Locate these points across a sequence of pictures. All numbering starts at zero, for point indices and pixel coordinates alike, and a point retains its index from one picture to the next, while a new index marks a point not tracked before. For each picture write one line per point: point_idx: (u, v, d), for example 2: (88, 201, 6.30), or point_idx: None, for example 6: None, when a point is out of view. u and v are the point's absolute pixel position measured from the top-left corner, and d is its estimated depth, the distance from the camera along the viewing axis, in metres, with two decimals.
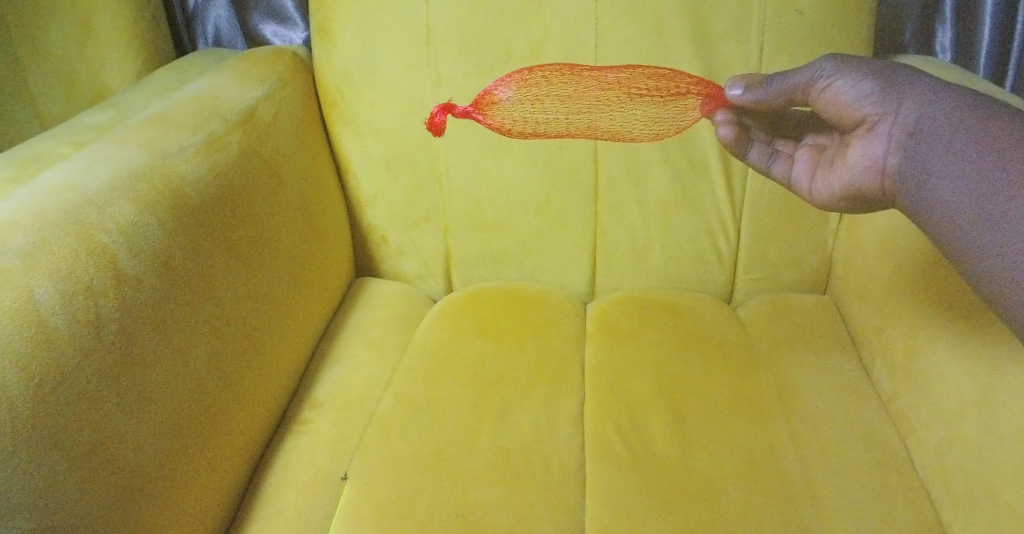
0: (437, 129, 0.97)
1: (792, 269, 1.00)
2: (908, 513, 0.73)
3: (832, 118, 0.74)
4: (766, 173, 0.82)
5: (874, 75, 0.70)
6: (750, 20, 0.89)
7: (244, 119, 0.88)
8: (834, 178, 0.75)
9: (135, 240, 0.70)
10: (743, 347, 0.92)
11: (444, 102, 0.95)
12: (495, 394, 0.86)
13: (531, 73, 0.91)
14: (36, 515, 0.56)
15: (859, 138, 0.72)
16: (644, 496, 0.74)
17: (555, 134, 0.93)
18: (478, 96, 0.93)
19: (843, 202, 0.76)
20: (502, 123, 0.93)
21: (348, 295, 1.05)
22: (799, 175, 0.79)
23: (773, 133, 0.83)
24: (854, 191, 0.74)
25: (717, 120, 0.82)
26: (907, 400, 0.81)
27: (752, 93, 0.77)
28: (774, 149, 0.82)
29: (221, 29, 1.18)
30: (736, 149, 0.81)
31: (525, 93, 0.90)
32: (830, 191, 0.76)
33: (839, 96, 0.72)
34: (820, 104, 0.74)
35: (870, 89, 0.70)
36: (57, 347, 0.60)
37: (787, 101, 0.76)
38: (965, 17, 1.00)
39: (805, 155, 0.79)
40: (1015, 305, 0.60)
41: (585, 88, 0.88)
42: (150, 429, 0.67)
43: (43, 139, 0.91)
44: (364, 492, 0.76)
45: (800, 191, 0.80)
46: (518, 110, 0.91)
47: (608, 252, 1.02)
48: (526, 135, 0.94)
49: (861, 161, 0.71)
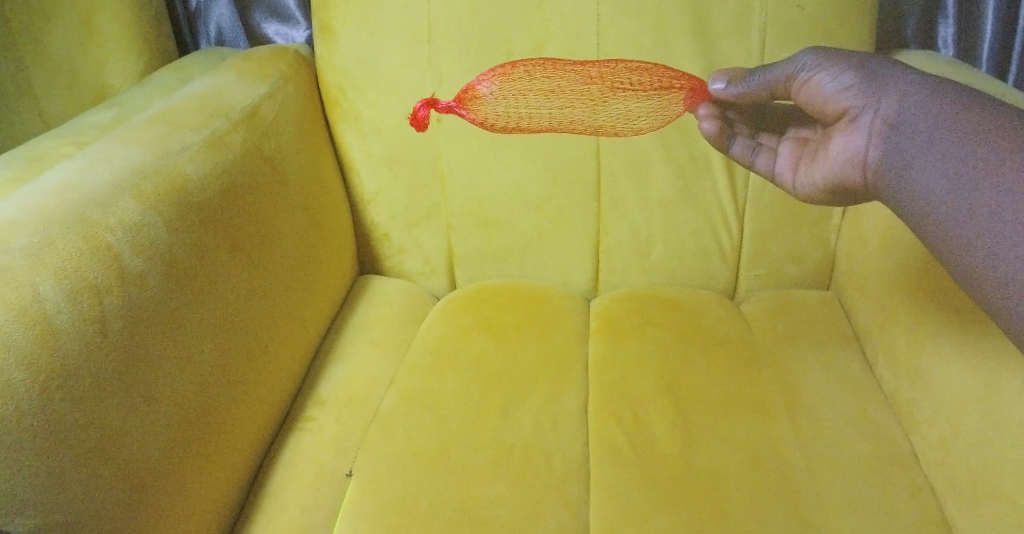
0: (421, 125, 0.97)
1: (794, 265, 1.01)
2: (911, 508, 0.73)
3: (812, 111, 0.74)
4: (750, 166, 0.83)
5: (854, 67, 0.70)
6: (753, 16, 0.89)
7: (245, 118, 0.88)
8: (817, 170, 0.76)
9: (139, 238, 0.70)
10: (746, 343, 0.93)
11: (427, 98, 0.95)
12: (500, 391, 0.86)
13: (512, 68, 0.91)
14: (41, 512, 0.56)
15: (840, 130, 0.72)
16: (649, 492, 0.74)
17: (538, 128, 0.94)
18: (460, 91, 0.94)
19: (825, 194, 0.76)
20: (485, 118, 0.93)
21: (351, 293, 1.06)
22: (781, 168, 0.80)
23: (756, 126, 0.84)
24: (835, 183, 0.74)
25: (699, 114, 0.83)
26: (911, 395, 0.82)
27: (735, 87, 0.77)
28: (757, 142, 0.82)
29: (223, 28, 1.18)
30: (717, 143, 0.82)
31: (508, 87, 0.91)
32: (812, 183, 0.77)
33: (820, 88, 0.72)
34: (800, 97, 0.74)
35: (850, 81, 0.70)
36: (64, 346, 0.60)
37: (769, 94, 0.76)
38: (967, 12, 1.00)
39: (787, 149, 0.80)
40: (997, 296, 0.60)
41: (568, 82, 0.88)
42: (155, 426, 0.67)
43: (46, 138, 0.91)
44: (370, 489, 0.76)
45: (784, 183, 0.80)
46: (500, 106, 0.92)
47: (610, 249, 1.02)
48: (509, 130, 0.95)
49: (842, 153, 0.72)
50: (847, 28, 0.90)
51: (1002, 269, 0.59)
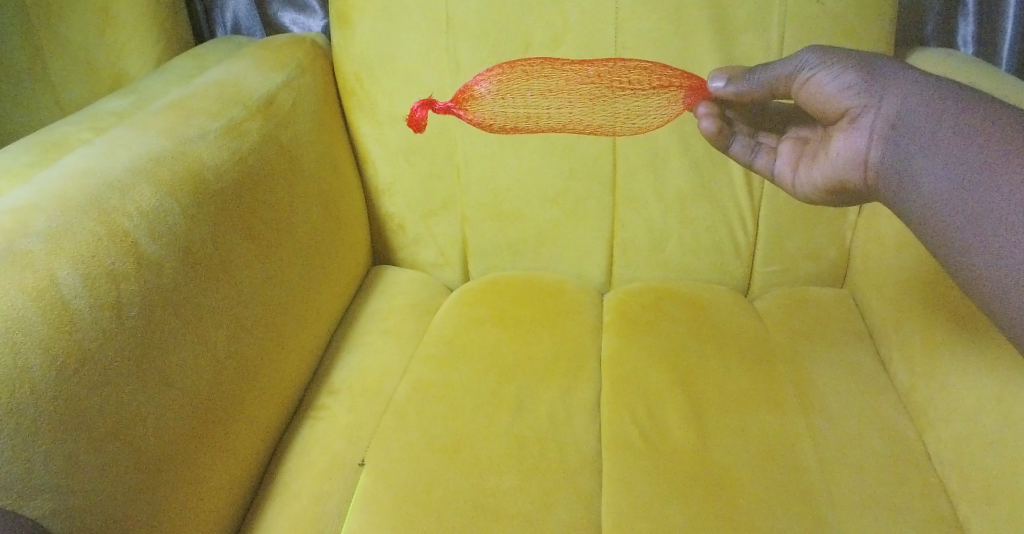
0: (417, 125, 0.98)
1: (811, 262, 1.00)
2: (925, 508, 0.73)
3: (813, 110, 0.74)
4: (749, 166, 0.83)
5: (855, 67, 0.70)
6: (772, 11, 0.88)
7: (263, 106, 0.88)
8: (817, 171, 0.76)
9: (156, 224, 0.70)
10: (761, 340, 0.92)
11: (423, 98, 0.97)
12: (511, 382, 0.86)
13: (509, 69, 0.92)
14: (58, 495, 0.57)
15: (841, 130, 0.72)
16: (660, 487, 0.74)
17: (535, 129, 0.96)
18: (456, 91, 0.95)
19: (824, 194, 0.77)
20: (482, 118, 0.96)
21: (366, 283, 1.06)
22: (782, 168, 0.80)
23: (756, 125, 0.84)
24: (835, 184, 0.74)
25: (699, 113, 0.82)
26: (926, 394, 0.81)
27: (735, 85, 0.78)
28: (758, 142, 0.83)
29: (241, 17, 1.19)
30: (717, 142, 0.82)
31: (503, 88, 0.93)
32: (813, 184, 0.77)
33: (821, 87, 0.72)
34: (801, 96, 0.74)
35: (851, 81, 0.70)
36: (82, 331, 0.61)
37: (769, 92, 0.76)
38: (989, 8, 0.98)
39: (788, 149, 0.80)
40: (999, 300, 0.59)
41: (566, 81, 0.91)
42: (170, 411, 0.68)
43: (65, 124, 0.92)
44: (382, 479, 0.77)
45: (784, 183, 0.80)
46: (496, 106, 0.94)
47: (625, 242, 1.02)
48: (507, 129, 0.96)
49: (842, 153, 0.72)
50: (868, 23, 0.88)
51: (1004, 272, 0.58)
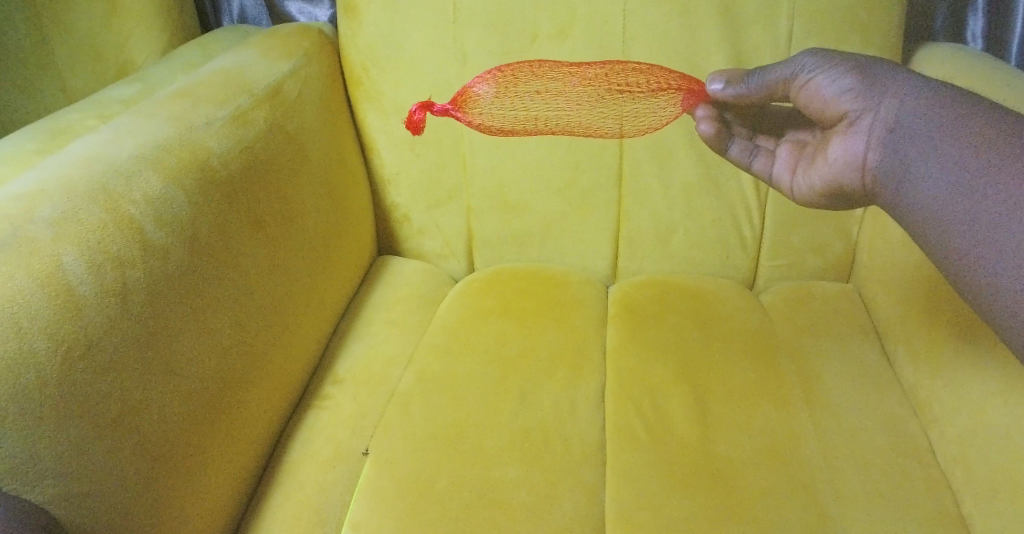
0: (416, 127, 0.99)
1: (816, 257, 0.99)
2: (931, 503, 0.72)
3: (812, 113, 0.74)
4: (748, 168, 0.83)
5: (853, 71, 0.70)
6: (781, 4, 0.88)
7: (269, 94, 0.88)
8: (815, 174, 0.75)
9: (161, 210, 0.70)
10: (766, 333, 0.92)
11: (422, 100, 0.97)
12: (515, 373, 0.86)
13: (510, 71, 0.92)
14: (60, 482, 0.57)
15: (840, 133, 0.71)
16: (665, 479, 0.74)
17: (535, 131, 0.96)
18: (456, 94, 0.95)
19: (823, 197, 0.76)
20: (480, 121, 0.95)
21: (371, 272, 1.06)
22: (780, 170, 0.80)
23: (755, 127, 0.84)
24: (833, 187, 0.74)
25: (698, 116, 0.83)
26: (931, 389, 0.81)
27: (734, 88, 0.78)
28: (756, 145, 0.83)
29: (246, 6, 1.18)
30: (715, 144, 0.82)
31: (504, 92, 0.92)
32: (811, 187, 0.76)
33: (819, 90, 0.72)
34: (800, 99, 0.74)
35: (850, 85, 0.69)
36: (85, 316, 0.61)
37: (768, 95, 0.77)
38: (998, 3, 0.98)
39: (786, 152, 0.80)
40: (995, 301, 0.59)
41: (562, 83, 0.91)
42: (174, 400, 0.68)
43: (71, 111, 0.93)
44: (386, 468, 0.77)
45: (781, 187, 0.80)
46: (496, 107, 0.94)
47: (630, 235, 1.01)
48: (505, 131, 0.96)
49: (840, 156, 0.71)
50: (877, 18, 0.88)
51: (1000, 275, 0.58)
